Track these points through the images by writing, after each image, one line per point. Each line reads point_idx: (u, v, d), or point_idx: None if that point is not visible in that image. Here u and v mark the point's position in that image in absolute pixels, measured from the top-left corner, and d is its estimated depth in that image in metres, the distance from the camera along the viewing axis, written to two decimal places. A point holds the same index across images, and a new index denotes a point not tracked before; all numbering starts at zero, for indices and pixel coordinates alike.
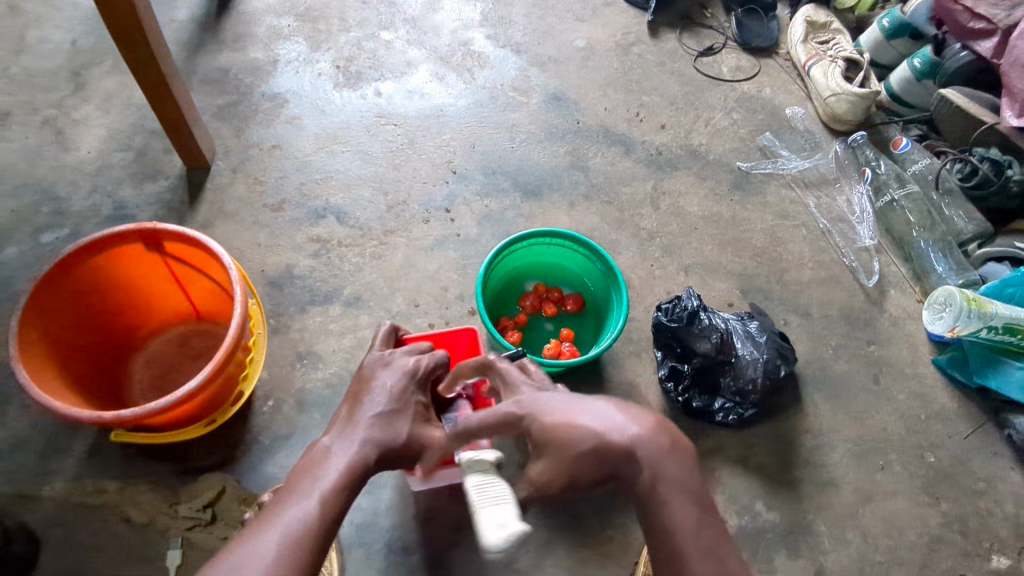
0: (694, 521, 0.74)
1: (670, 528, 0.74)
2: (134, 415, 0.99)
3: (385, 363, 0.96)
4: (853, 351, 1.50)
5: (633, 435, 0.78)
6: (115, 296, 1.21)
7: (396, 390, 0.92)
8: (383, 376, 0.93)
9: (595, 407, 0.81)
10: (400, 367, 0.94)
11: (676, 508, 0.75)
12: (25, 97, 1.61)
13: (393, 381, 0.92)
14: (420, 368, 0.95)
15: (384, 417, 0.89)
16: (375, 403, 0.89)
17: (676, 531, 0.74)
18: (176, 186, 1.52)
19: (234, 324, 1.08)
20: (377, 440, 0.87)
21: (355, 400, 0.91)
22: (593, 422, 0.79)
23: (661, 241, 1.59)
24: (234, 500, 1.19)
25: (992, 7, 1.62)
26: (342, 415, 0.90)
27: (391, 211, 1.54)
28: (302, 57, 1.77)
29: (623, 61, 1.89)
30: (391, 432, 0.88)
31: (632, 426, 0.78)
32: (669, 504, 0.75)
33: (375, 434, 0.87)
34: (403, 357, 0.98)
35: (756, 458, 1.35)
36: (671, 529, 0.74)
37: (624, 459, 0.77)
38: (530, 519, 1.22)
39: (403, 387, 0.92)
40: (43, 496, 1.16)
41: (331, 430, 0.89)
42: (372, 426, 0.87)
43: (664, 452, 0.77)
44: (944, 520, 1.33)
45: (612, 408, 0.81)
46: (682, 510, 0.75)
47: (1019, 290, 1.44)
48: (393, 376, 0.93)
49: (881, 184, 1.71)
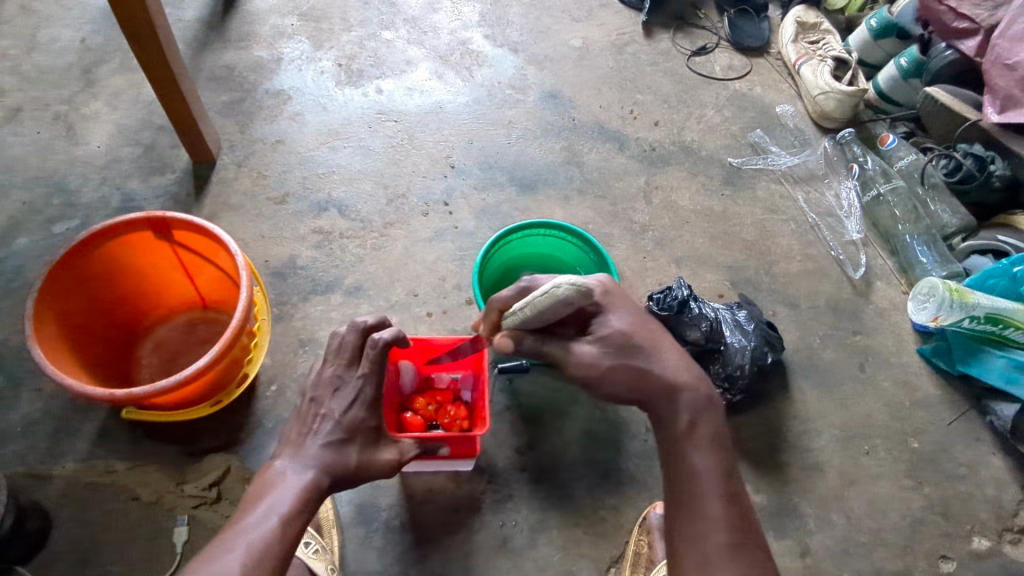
0: (719, 469, 0.81)
1: (694, 470, 0.80)
2: (143, 393, 1.03)
3: (334, 385, 0.99)
4: (840, 340, 1.54)
5: (683, 377, 0.84)
6: (124, 283, 1.25)
7: (346, 420, 0.95)
8: (331, 402, 0.96)
9: (662, 344, 0.87)
10: (351, 392, 0.97)
11: (703, 454, 0.81)
12: (37, 93, 1.66)
13: (343, 408, 0.96)
14: (371, 390, 0.99)
15: (336, 443, 0.93)
16: (325, 432, 0.93)
17: (699, 475, 0.80)
18: (182, 179, 1.57)
19: (240, 308, 1.12)
20: (330, 467, 0.91)
21: (306, 424, 0.95)
22: (654, 354, 0.85)
23: (653, 234, 1.63)
24: (239, 480, 1.23)
25: (975, 8, 1.66)
26: (293, 441, 0.94)
27: (391, 204, 1.59)
28: (305, 56, 1.82)
29: (617, 60, 1.94)
30: (342, 456, 0.93)
31: (683, 371, 0.85)
32: (697, 449, 0.81)
33: (328, 461, 0.91)
34: (350, 376, 1.00)
35: (744, 443, 1.39)
36: (695, 471, 0.80)
37: (667, 394, 0.84)
38: (525, 499, 1.27)
39: (354, 415, 0.96)
40: (54, 475, 1.21)
41: (282, 455, 0.92)
42: (324, 451, 0.91)
43: (704, 404, 0.84)
44: (926, 503, 1.37)
45: (674, 351, 0.87)
46: (707, 456, 0.81)
47: (1000, 281, 1.46)
48: (342, 402, 0.97)
49: (868, 180, 1.76)
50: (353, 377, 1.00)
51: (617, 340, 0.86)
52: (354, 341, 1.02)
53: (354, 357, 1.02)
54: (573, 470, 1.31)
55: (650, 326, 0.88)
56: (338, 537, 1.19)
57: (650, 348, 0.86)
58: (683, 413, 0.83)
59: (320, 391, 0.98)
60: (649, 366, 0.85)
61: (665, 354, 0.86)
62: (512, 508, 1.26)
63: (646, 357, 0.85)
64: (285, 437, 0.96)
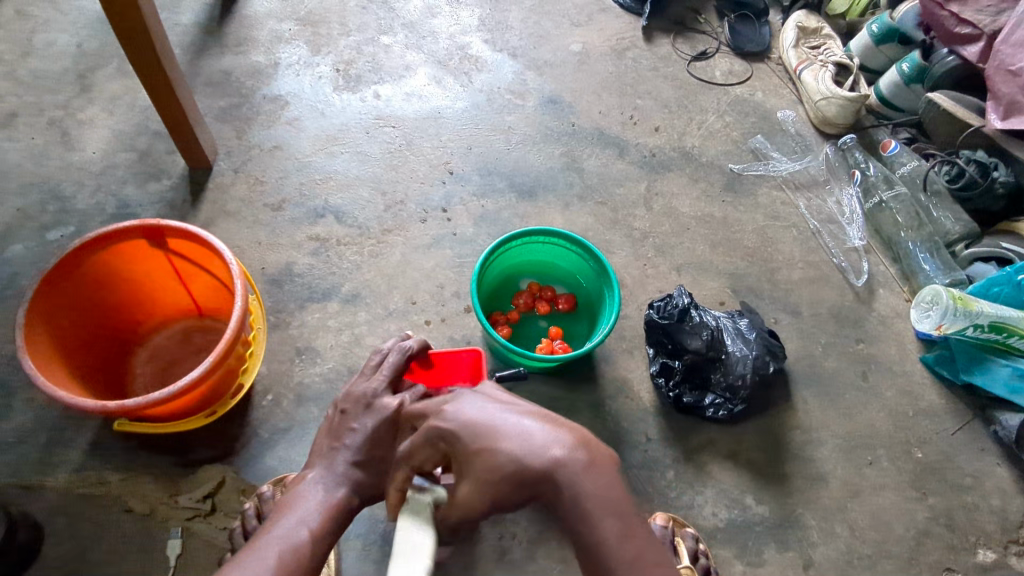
0: (624, 535, 0.68)
1: (597, 547, 0.68)
2: (137, 405, 1.02)
3: (366, 402, 0.97)
4: (842, 349, 1.53)
5: (552, 452, 0.69)
6: (119, 291, 1.24)
7: (375, 437, 0.95)
8: (362, 418, 0.96)
9: (517, 426, 0.72)
10: (383, 411, 0.95)
11: (602, 526, 0.68)
12: (32, 98, 1.65)
13: (373, 425, 0.95)
14: (401, 410, 0.95)
15: (365, 462, 0.95)
16: (354, 449, 0.95)
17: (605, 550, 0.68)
18: (178, 185, 1.55)
19: (235, 317, 1.11)
20: (358, 486, 0.94)
21: (336, 438, 0.97)
22: (512, 445, 0.70)
23: (654, 240, 1.62)
24: (234, 491, 1.22)
25: (978, 13, 1.63)
26: (325, 453, 0.96)
27: (389, 211, 1.57)
28: (303, 61, 1.80)
29: (617, 65, 1.92)
30: (371, 477, 0.95)
31: (552, 446, 0.70)
32: (597, 522, 0.68)
33: (357, 480, 0.94)
34: (385, 394, 0.98)
35: (746, 453, 1.37)
36: (599, 547, 0.68)
37: (543, 476, 0.69)
38: (525, 512, 1.25)
39: (382, 434, 0.95)
40: (46, 486, 1.19)
41: (316, 467, 0.96)
42: (354, 470, 0.94)
43: (585, 468, 0.69)
44: (931, 514, 1.35)
45: (536, 428, 0.72)
46: (607, 525, 0.68)
47: (1004, 289, 1.45)
48: (373, 419, 0.96)
49: (870, 186, 1.75)
50: (388, 396, 0.98)
51: (472, 448, 0.72)
52: (395, 361, 1.01)
53: (391, 375, 1.00)
54: None
55: (513, 415, 0.73)
56: (336, 550, 1.16)
57: (508, 440, 0.71)
58: (567, 488, 0.68)
59: (352, 406, 0.98)
60: (507, 459, 0.70)
61: (528, 439, 0.71)
62: (512, 521, 1.24)
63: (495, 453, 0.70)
64: (318, 447, 0.99)
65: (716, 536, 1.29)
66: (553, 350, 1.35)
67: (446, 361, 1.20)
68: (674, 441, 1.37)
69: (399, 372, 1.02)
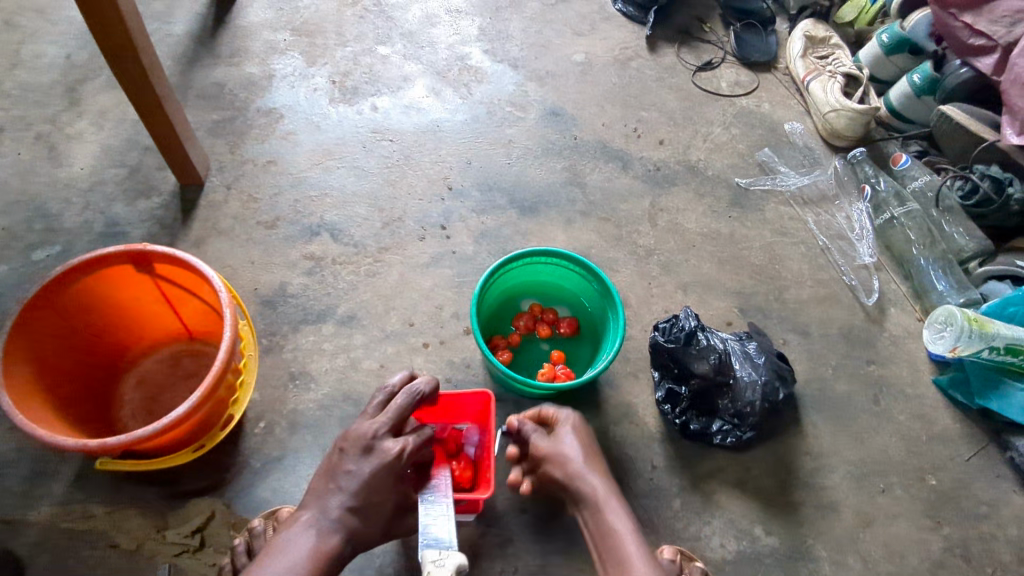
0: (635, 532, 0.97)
1: (615, 536, 0.97)
2: (121, 442, 0.97)
3: (366, 444, 0.94)
4: (853, 371, 1.48)
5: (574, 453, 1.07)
6: (105, 317, 1.19)
7: (373, 483, 0.92)
8: (360, 462, 0.93)
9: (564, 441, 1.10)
10: (383, 457, 0.93)
11: (617, 522, 0.98)
12: (19, 112, 1.60)
13: (372, 471, 0.92)
14: (404, 456, 0.94)
15: (361, 509, 0.92)
16: (350, 494, 0.91)
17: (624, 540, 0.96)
18: (169, 202, 1.51)
19: (224, 347, 1.06)
20: (353, 534, 0.91)
21: (332, 479, 0.93)
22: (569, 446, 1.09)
23: (659, 258, 1.57)
24: (224, 526, 1.17)
25: (992, 24, 1.59)
26: (319, 495, 0.92)
27: (386, 228, 1.53)
28: (298, 72, 1.76)
29: (621, 75, 1.88)
30: (365, 523, 0.93)
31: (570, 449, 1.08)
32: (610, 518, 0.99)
33: (351, 527, 0.91)
34: (387, 436, 0.96)
35: (754, 481, 1.33)
36: (620, 538, 0.96)
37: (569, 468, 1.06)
38: (525, 545, 1.20)
39: (380, 479, 0.92)
40: (29, 521, 1.14)
41: (308, 509, 0.92)
42: (349, 515, 0.91)
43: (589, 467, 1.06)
44: (946, 545, 1.31)
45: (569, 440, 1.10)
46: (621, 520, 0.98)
47: (1021, 309, 1.41)
48: (373, 464, 0.93)
49: (880, 202, 1.70)
50: (390, 439, 0.96)
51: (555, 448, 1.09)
52: (403, 404, 0.98)
53: (396, 418, 0.98)
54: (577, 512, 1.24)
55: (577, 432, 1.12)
56: None
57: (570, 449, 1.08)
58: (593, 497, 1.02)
59: (350, 447, 0.94)
60: (565, 472, 1.06)
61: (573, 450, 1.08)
62: (513, 554, 1.20)
63: (562, 466, 1.06)
64: (312, 488, 0.95)
65: (724, 568, 1.24)
66: (555, 376, 1.30)
67: (453, 403, 1.17)
68: (681, 469, 1.32)
69: (405, 415, 0.99)
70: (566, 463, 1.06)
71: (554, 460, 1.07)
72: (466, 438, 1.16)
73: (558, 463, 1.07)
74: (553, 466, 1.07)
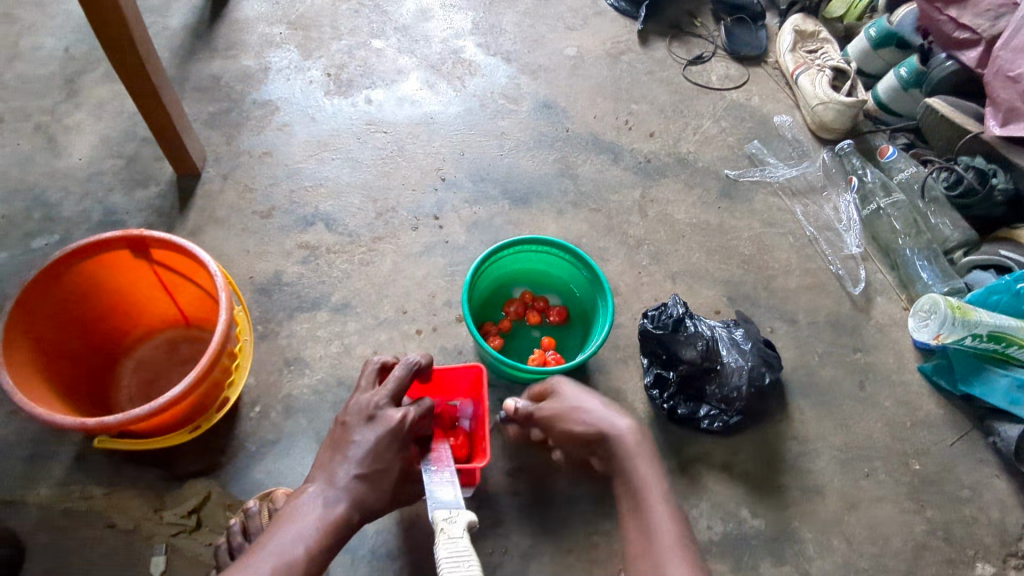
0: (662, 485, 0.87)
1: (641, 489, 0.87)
2: (118, 421, 0.99)
3: (368, 413, 0.96)
4: (840, 358, 1.51)
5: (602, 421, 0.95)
6: (103, 302, 1.21)
7: (377, 451, 0.93)
8: (364, 430, 0.94)
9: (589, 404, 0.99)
10: (385, 425, 0.95)
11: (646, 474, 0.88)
12: (18, 104, 1.62)
13: (376, 437, 0.94)
14: (407, 423, 0.96)
15: (368, 476, 0.92)
16: (356, 462, 0.92)
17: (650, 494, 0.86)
18: (166, 192, 1.53)
19: (220, 330, 1.08)
20: (361, 501, 0.92)
21: (338, 450, 0.94)
22: (591, 413, 0.97)
23: (649, 248, 1.60)
24: (219, 506, 1.20)
25: (977, 18, 1.61)
26: (326, 466, 0.93)
27: (380, 218, 1.55)
28: (294, 65, 1.78)
29: (613, 69, 1.90)
30: (373, 490, 0.93)
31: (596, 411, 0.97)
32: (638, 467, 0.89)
33: (358, 494, 0.91)
34: (387, 406, 0.98)
35: (741, 465, 1.35)
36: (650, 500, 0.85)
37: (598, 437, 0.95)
38: (516, 527, 1.23)
39: (385, 445, 0.94)
40: (29, 502, 1.16)
41: (315, 480, 0.92)
42: (356, 483, 0.91)
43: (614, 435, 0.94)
44: (928, 527, 1.33)
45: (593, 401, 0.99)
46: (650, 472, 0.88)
47: (1003, 297, 1.43)
48: (375, 431, 0.94)
49: (867, 193, 1.73)
50: (392, 408, 0.98)
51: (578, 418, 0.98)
52: (401, 376, 1.01)
53: (396, 390, 1.00)
54: (567, 494, 1.27)
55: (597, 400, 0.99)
56: None
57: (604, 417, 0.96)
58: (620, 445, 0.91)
59: (354, 418, 0.96)
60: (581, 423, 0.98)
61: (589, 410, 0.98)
62: (504, 535, 1.22)
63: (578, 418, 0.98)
64: (318, 459, 0.95)
65: (711, 549, 1.27)
66: (545, 361, 1.33)
67: (446, 376, 1.18)
68: (669, 453, 1.35)
69: (403, 388, 1.01)
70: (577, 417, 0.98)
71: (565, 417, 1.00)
72: (460, 412, 1.18)
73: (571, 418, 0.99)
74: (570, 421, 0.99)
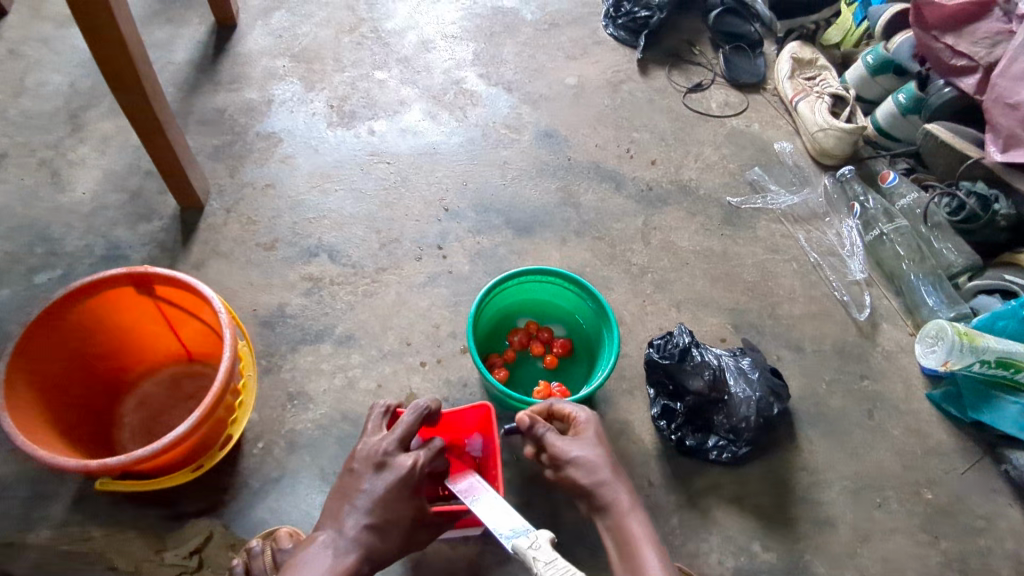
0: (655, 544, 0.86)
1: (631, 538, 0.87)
2: (121, 463, 0.98)
3: (377, 460, 0.95)
4: (847, 386, 1.49)
5: (605, 469, 0.96)
6: (105, 339, 1.20)
7: (385, 500, 0.92)
8: (374, 479, 0.93)
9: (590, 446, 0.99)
10: (394, 473, 0.93)
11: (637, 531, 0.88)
12: (23, 139, 1.63)
13: (386, 486, 0.93)
14: (417, 470, 0.94)
15: (379, 526, 0.91)
16: (365, 511, 0.91)
17: (642, 548, 0.85)
18: (169, 226, 1.53)
19: (223, 367, 1.08)
20: (371, 551, 0.90)
21: (347, 498, 0.93)
22: (591, 451, 0.98)
23: (653, 276, 1.59)
24: (222, 546, 1.18)
25: (973, 45, 1.65)
26: (335, 516, 0.92)
27: (384, 249, 1.55)
28: (297, 97, 1.79)
29: (613, 98, 1.92)
30: (386, 541, 0.92)
31: (590, 452, 0.98)
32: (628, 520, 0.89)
33: (369, 545, 0.90)
34: (397, 452, 0.97)
35: (751, 497, 1.33)
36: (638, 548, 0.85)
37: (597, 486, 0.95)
38: (523, 564, 1.20)
39: (395, 494, 0.93)
40: (28, 543, 1.14)
41: (324, 529, 0.91)
42: (366, 533, 0.90)
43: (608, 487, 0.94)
44: (944, 560, 1.31)
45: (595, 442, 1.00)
46: (639, 531, 0.88)
47: (1010, 323, 1.42)
48: (384, 480, 0.93)
49: (869, 219, 1.73)
50: (401, 454, 0.96)
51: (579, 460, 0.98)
52: (410, 421, 0.99)
53: (405, 434, 0.98)
54: (574, 529, 1.24)
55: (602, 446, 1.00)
56: None
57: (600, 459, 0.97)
58: (614, 508, 0.92)
59: (362, 465, 0.95)
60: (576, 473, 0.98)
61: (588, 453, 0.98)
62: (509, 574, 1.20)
63: (584, 466, 0.97)
64: (327, 507, 0.94)
65: None
66: (551, 393, 1.32)
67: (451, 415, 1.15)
68: (678, 485, 1.33)
69: (413, 431, 0.99)
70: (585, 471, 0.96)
71: (571, 462, 0.98)
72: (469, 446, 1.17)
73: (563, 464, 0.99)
74: (572, 468, 0.98)
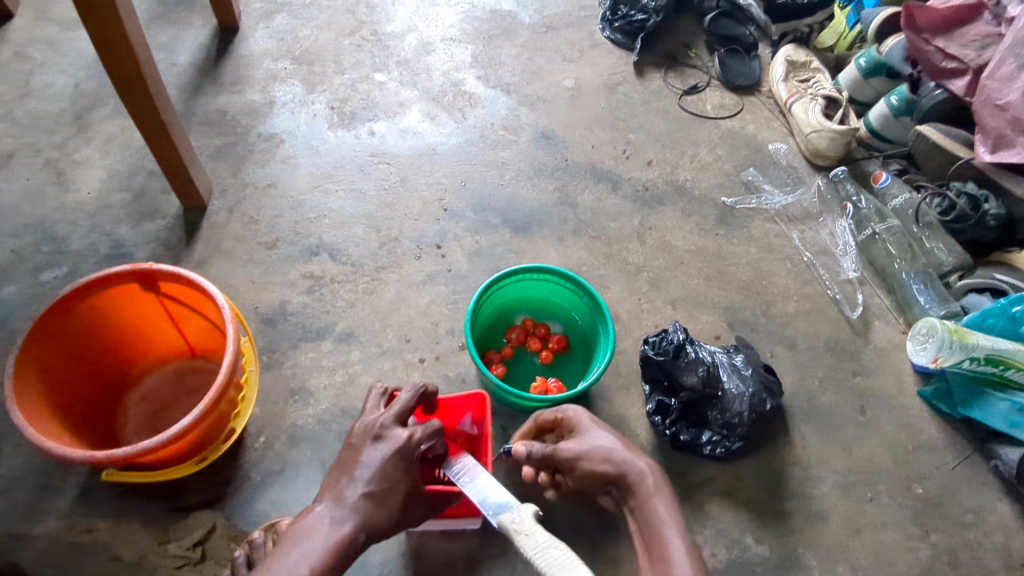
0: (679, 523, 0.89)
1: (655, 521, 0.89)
2: (126, 454, 1.00)
3: (375, 434, 0.98)
4: (839, 383, 1.52)
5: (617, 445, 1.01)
6: (109, 335, 1.23)
7: (382, 470, 0.94)
8: (371, 451, 0.96)
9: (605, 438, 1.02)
10: (390, 445, 0.96)
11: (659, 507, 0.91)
12: (29, 139, 1.66)
13: (382, 458, 0.95)
14: (412, 442, 0.97)
15: (376, 496, 0.93)
16: (363, 482, 0.93)
17: (666, 528, 0.88)
18: (173, 225, 1.55)
19: (226, 362, 1.10)
20: (368, 521, 0.92)
21: (345, 471, 0.96)
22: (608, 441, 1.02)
23: (648, 274, 1.62)
24: (224, 538, 1.19)
25: (963, 48, 1.69)
26: (334, 487, 0.94)
27: (384, 248, 1.58)
28: (298, 99, 1.82)
29: (610, 100, 1.95)
30: (383, 511, 0.93)
31: (605, 441, 1.02)
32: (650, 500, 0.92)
33: (365, 514, 0.92)
34: (394, 426, 0.99)
35: (744, 491, 1.35)
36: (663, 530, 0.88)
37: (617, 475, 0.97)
38: (519, 556, 1.23)
39: (391, 466, 0.95)
40: (34, 534, 1.17)
41: (324, 500, 0.93)
42: (363, 502, 0.92)
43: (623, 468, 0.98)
44: (933, 552, 1.33)
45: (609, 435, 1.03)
46: (664, 512, 0.90)
47: (1000, 320, 1.44)
48: (381, 451, 0.96)
49: (862, 218, 1.75)
50: (399, 428, 0.99)
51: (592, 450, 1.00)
52: (406, 399, 1.02)
53: (403, 411, 1.01)
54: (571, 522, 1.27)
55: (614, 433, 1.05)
56: None
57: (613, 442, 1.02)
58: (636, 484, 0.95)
59: (361, 439, 0.98)
60: (603, 462, 0.99)
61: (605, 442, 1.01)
62: (506, 566, 1.22)
63: (599, 457, 0.99)
64: (328, 481, 0.97)
65: None
66: (547, 389, 1.34)
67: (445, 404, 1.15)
68: (672, 479, 1.35)
69: (410, 409, 1.03)
70: (601, 457, 0.99)
71: (588, 452, 1.00)
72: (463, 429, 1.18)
73: (591, 456, 1.00)
74: (587, 459, 1.00)
